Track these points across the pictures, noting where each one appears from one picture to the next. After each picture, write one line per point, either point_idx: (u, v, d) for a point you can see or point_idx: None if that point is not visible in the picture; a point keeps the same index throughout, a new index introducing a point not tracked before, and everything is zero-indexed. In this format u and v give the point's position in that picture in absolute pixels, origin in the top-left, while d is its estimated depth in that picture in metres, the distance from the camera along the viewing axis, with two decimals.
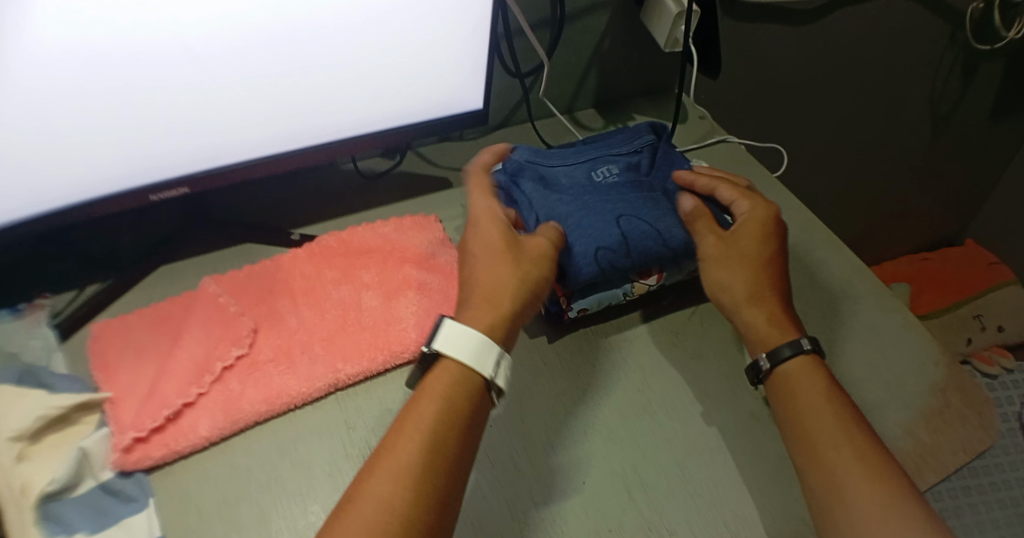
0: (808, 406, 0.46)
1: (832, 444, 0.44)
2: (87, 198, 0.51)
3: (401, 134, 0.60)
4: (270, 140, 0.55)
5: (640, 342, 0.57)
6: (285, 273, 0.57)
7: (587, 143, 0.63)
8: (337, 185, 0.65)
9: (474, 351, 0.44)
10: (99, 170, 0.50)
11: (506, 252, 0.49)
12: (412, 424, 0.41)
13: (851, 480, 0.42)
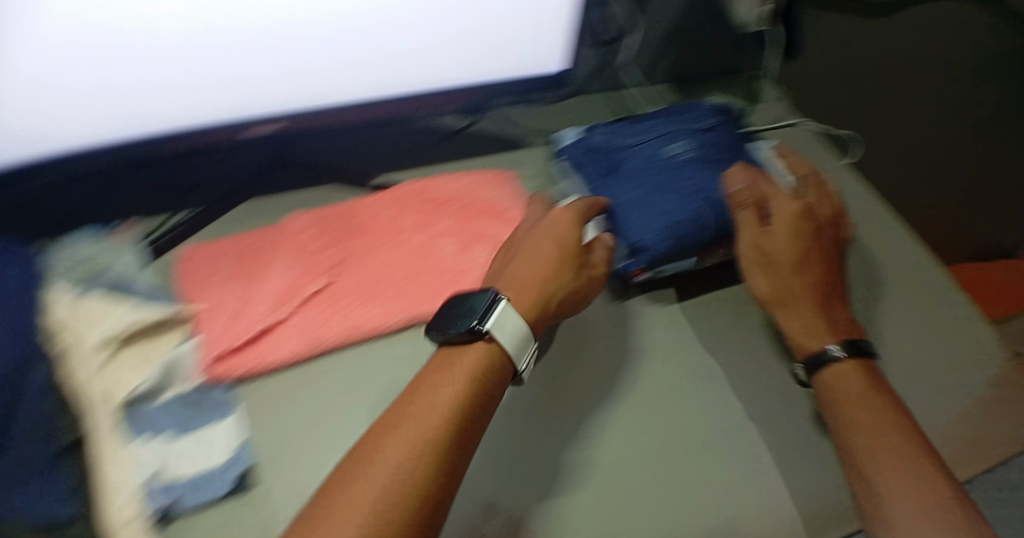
0: (853, 410, 0.47)
1: (871, 448, 0.45)
2: (188, 130, 0.56)
3: (481, 92, 0.62)
4: (358, 87, 0.59)
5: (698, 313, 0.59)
6: (366, 215, 0.60)
7: (660, 114, 0.63)
8: (415, 138, 0.66)
9: (514, 337, 0.45)
10: (199, 106, 0.55)
11: (567, 254, 0.50)
12: (436, 396, 0.42)
13: (892, 479, 0.43)
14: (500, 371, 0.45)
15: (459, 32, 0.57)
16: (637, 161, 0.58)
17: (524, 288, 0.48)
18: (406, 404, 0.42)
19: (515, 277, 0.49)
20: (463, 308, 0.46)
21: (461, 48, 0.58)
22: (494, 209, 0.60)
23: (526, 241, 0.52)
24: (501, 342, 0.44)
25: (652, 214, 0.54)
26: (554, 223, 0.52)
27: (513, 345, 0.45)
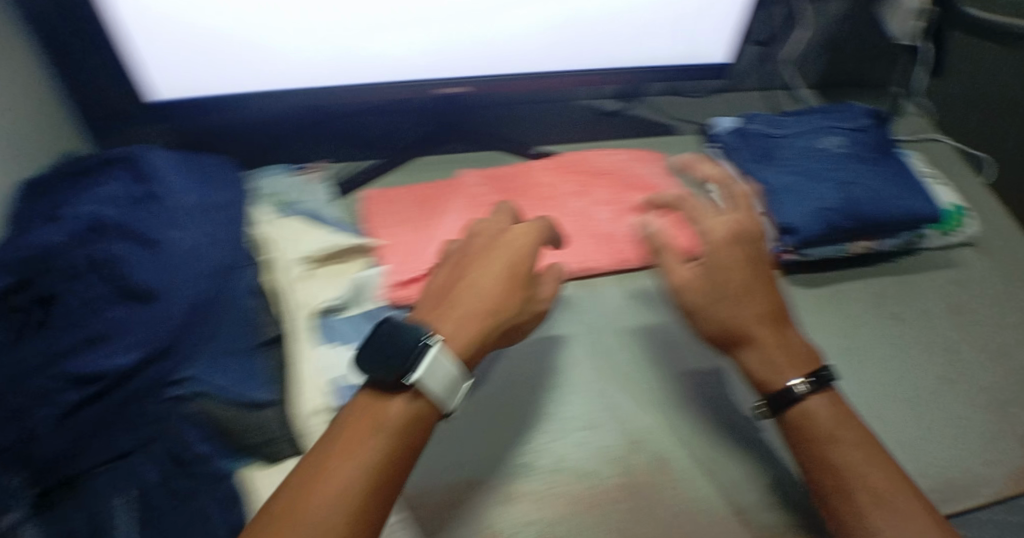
0: (830, 448, 0.45)
1: (863, 493, 0.43)
2: (390, 82, 0.65)
3: (642, 76, 0.68)
4: (538, 60, 0.65)
5: (827, 300, 0.62)
6: (530, 179, 0.65)
7: (810, 112, 0.68)
8: (574, 115, 0.73)
9: (445, 384, 0.41)
10: (403, 60, 0.63)
11: (513, 277, 0.47)
12: (370, 443, 0.39)
13: (886, 520, 0.42)
14: (427, 414, 0.41)
15: (634, 19, 0.63)
16: (793, 149, 0.63)
17: (455, 316, 0.44)
18: (331, 445, 0.39)
19: (460, 298, 0.45)
20: (386, 339, 0.41)
21: (639, 32, 0.64)
22: (647, 186, 0.65)
23: (472, 268, 0.47)
24: (428, 390, 0.40)
25: (808, 195, 0.59)
26: (510, 239, 0.48)
27: (444, 391, 0.41)
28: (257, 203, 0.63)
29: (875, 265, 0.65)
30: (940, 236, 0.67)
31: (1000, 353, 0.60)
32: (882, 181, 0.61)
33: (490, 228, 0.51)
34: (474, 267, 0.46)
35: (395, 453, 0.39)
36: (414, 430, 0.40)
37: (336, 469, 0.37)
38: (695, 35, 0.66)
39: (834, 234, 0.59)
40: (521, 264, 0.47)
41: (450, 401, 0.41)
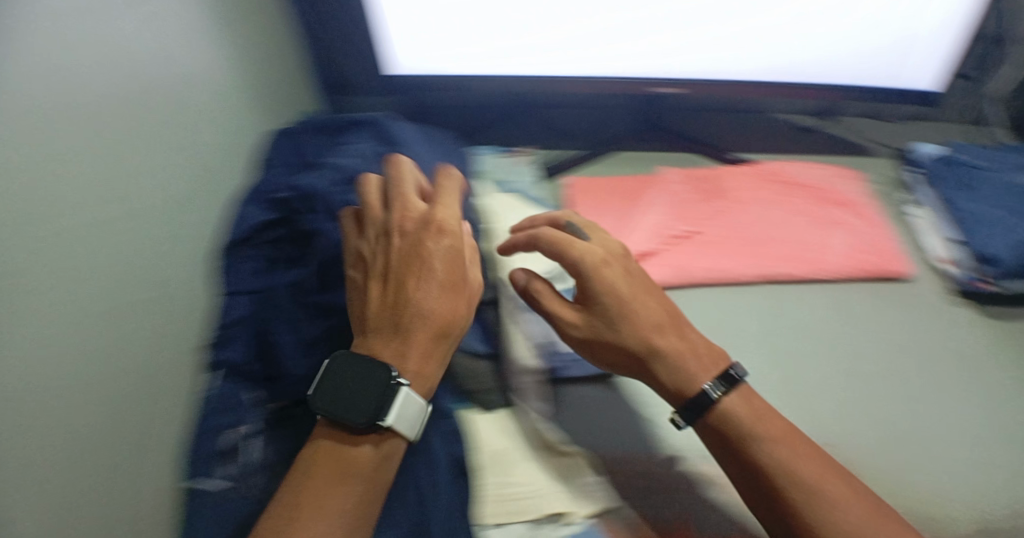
0: (740, 440, 0.48)
1: (807, 489, 0.45)
2: (606, 77, 0.69)
3: (843, 93, 0.70)
4: (748, 70, 0.69)
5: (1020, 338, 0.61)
6: (732, 181, 0.69)
7: (1013, 152, 0.70)
8: (770, 127, 0.77)
9: (411, 421, 0.48)
10: (624, 60, 0.67)
11: (443, 283, 0.51)
12: (319, 474, 0.45)
13: (838, 511, 0.44)
14: (393, 445, 0.47)
15: (837, 43, 0.66)
16: (998, 184, 0.65)
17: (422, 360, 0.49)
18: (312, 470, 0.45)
19: (404, 325, 0.50)
20: (354, 391, 0.47)
21: (840, 56, 0.67)
22: (845, 203, 0.67)
23: (411, 302, 0.50)
24: (399, 429, 0.47)
25: (1015, 230, 0.61)
26: (435, 249, 0.52)
27: (415, 427, 0.48)
28: (475, 179, 0.68)
29: None
30: None
31: None
32: None
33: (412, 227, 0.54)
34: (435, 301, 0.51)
35: (367, 488, 0.45)
36: (385, 462, 0.47)
37: (325, 487, 0.44)
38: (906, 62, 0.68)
39: None
40: (438, 286, 0.51)
41: (413, 432, 0.48)
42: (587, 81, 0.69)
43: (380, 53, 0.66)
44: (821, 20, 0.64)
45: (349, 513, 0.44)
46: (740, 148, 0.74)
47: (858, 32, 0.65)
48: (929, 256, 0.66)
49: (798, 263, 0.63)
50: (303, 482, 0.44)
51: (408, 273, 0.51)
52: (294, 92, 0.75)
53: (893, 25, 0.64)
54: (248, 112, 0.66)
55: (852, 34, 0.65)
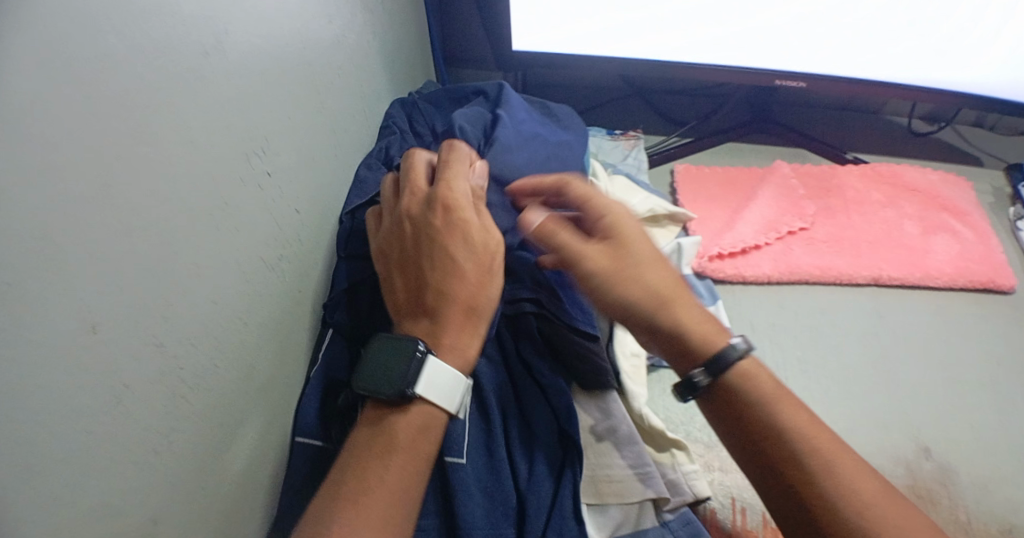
0: (748, 401, 0.46)
1: (815, 450, 0.43)
2: (729, 66, 0.69)
3: (952, 100, 0.70)
4: (874, 71, 0.68)
5: None
6: (841, 181, 0.68)
7: None
8: (882, 128, 0.76)
9: (444, 389, 0.48)
10: (743, 49, 0.67)
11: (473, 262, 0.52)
12: (381, 457, 0.45)
13: (841, 473, 0.42)
14: (432, 414, 0.47)
15: (919, 48, 0.65)
16: None
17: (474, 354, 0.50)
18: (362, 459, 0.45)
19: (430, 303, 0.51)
20: (386, 367, 0.48)
21: (924, 61, 0.66)
22: (958, 210, 0.66)
23: (432, 279, 0.51)
24: (427, 396, 0.47)
25: None
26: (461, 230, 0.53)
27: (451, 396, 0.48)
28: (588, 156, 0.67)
29: None
30: None
31: None
32: None
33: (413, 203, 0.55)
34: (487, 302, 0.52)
35: (413, 460, 0.45)
36: (424, 437, 0.47)
37: (394, 474, 0.44)
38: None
39: None
40: (450, 265, 0.52)
41: (450, 403, 0.48)
42: (708, 67, 0.69)
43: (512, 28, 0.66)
44: (906, 24, 0.62)
45: (409, 491, 0.44)
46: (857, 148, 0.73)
47: (937, 38, 0.63)
48: None
49: (912, 267, 0.63)
50: (366, 461, 0.45)
51: (425, 256, 0.52)
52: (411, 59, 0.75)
53: (974, 34, 0.63)
54: (364, 75, 0.65)
55: (929, 40, 0.64)
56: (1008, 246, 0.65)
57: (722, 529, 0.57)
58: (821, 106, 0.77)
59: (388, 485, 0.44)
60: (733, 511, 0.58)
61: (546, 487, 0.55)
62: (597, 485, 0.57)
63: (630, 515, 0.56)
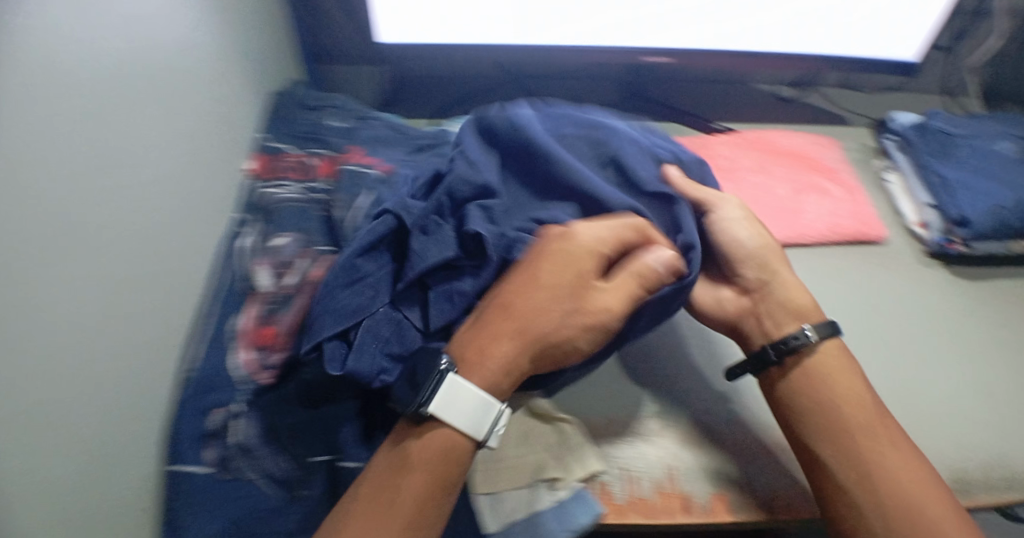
0: (820, 383, 0.54)
1: (880, 439, 0.52)
2: (595, 47, 0.69)
3: (820, 64, 0.72)
4: (741, 41, 0.69)
5: (970, 298, 0.66)
6: (711, 149, 0.70)
7: (987, 119, 0.74)
8: (753, 95, 0.80)
9: (469, 415, 0.50)
10: (610, 27, 0.67)
11: (551, 289, 0.52)
12: (404, 472, 0.50)
13: (885, 461, 0.51)
14: (460, 442, 0.51)
15: (818, 15, 0.67)
16: (970, 149, 0.69)
17: (496, 349, 0.51)
18: (391, 470, 0.50)
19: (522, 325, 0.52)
20: (411, 384, 0.50)
21: (814, 27, 0.68)
22: (827, 169, 0.70)
23: (532, 301, 0.52)
24: (449, 418, 0.50)
25: (986, 195, 0.65)
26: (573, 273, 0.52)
27: (477, 421, 0.50)
28: None
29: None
30: None
31: None
32: None
33: (577, 269, 0.52)
34: (522, 291, 0.52)
35: (429, 481, 0.49)
36: (442, 456, 0.50)
37: (416, 490, 0.49)
38: (893, 36, 0.70)
39: (1001, 232, 0.65)
40: (558, 309, 0.51)
41: (480, 431, 0.50)
42: (573, 50, 0.69)
43: (374, 21, 0.65)
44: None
45: (426, 512, 0.49)
46: (726, 119, 0.75)
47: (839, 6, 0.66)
48: (907, 221, 0.70)
49: (787, 228, 0.64)
50: (389, 476, 0.50)
51: (541, 285, 0.52)
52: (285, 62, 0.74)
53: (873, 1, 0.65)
54: (231, 84, 0.65)
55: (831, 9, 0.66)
56: (880, 199, 0.72)
57: (614, 500, 0.57)
58: (687, 79, 0.79)
59: (403, 513, 0.49)
60: (624, 482, 0.58)
61: None
62: (490, 474, 0.56)
63: (524, 499, 0.56)
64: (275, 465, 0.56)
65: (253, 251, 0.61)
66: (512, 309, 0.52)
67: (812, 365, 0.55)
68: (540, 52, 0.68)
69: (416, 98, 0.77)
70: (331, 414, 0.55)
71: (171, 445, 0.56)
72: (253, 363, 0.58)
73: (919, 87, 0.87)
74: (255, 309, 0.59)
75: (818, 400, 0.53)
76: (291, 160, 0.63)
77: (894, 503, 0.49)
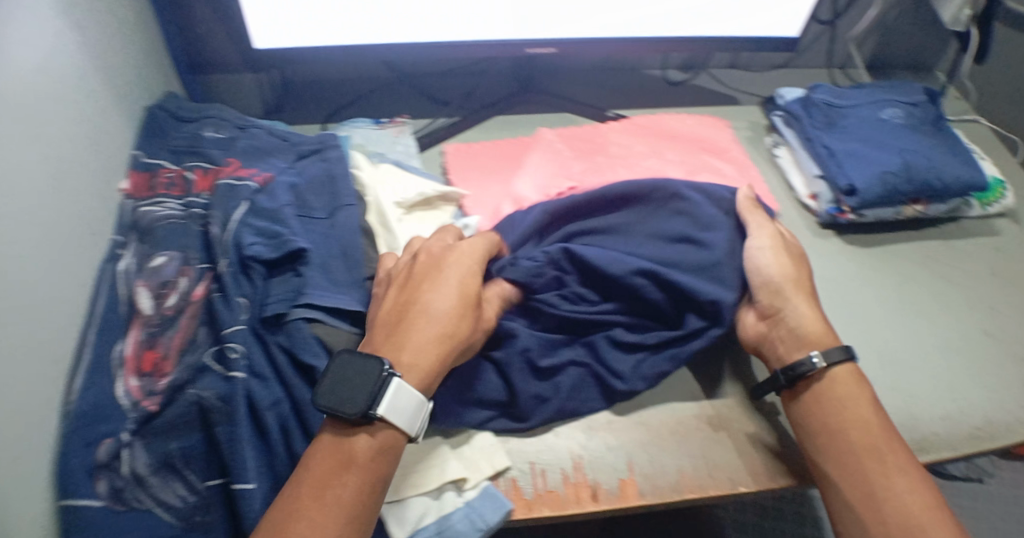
0: (838, 404, 0.54)
1: (882, 456, 0.51)
2: (485, 41, 0.69)
3: (710, 45, 0.73)
4: (625, 27, 0.70)
5: (850, 266, 0.70)
6: (605, 137, 0.71)
7: (874, 87, 0.75)
8: (647, 82, 0.83)
9: (396, 412, 0.48)
10: (498, 19, 0.67)
11: (462, 298, 0.53)
12: (340, 467, 0.47)
13: (892, 478, 0.50)
14: (390, 436, 0.49)
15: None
16: (854, 119, 0.71)
17: (419, 354, 0.50)
18: (323, 467, 0.47)
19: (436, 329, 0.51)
20: (345, 385, 0.48)
21: (700, 8, 0.69)
22: (717, 148, 0.71)
23: (438, 305, 0.52)
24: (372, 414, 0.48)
25: (871, 162, 0.66)
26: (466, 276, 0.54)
27: (409, 418, 0.49)
28: (349, 149, 0.67)
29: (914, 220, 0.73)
30: (981, 208, 0.76)
31: (999, 313, 0.69)
32: (932, 149, 0.69)
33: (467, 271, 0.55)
34: (447, 304, 0.52)
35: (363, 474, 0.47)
36: (377, 454, 0.48)
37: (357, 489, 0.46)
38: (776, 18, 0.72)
39: (892, 197, 0.67)
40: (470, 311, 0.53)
41: (414, 428, 0.49)
42: (464, 44, 0.69)
43: (249, 26, 0.64)
44: None
45: (361, 509, 0.46)
46: (618, 106, 0.78)
47: None
48: (800, 195, 0.72)
49: None
50: (333, 461, 0.47)
51: (441, 290, 0.53)
52: (154, 71, 0.70)
53: None
54: (107, 100, 0.62)
55: None
56: (772, 174, 0.75)
57: (523, 495, 0.56)
58: (581, 68, 0.82)
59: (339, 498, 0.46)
60: (532, 475, 0.56)
61: None
62: (397, 481, 0.54)
63: (431, 504, 0.54)
64: (173, 494, 0.51)
65: (131, 274, 0.58)
66: (440, 325, 0.51)
67: (829, 383, 0.55)
68: (431, 48, 0.68)
69: (302, 106, 0.79)
70: (222, 437, 0.51)
71: (57, 481, 0.50)
72: (139, 389, 0.53)
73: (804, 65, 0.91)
74: (136, 334, 0.55)
75: (828, 416, 0.54)
76: (168, 177, 0.62)
77: (890, 515, 0.48)
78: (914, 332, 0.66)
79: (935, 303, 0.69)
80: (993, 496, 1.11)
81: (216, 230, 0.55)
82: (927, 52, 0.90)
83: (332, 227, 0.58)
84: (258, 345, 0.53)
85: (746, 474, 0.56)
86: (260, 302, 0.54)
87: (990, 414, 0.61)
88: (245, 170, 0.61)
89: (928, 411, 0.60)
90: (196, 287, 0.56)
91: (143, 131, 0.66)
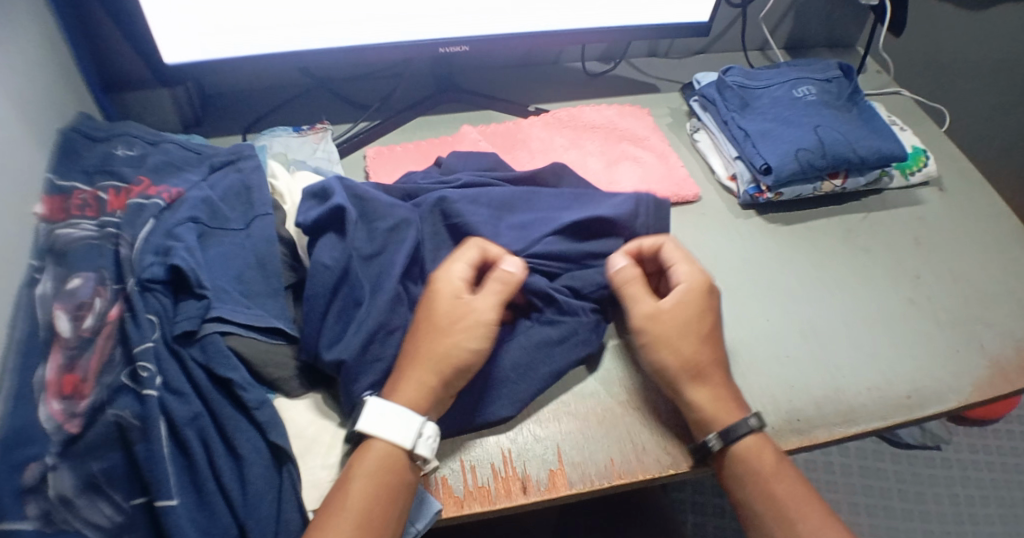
0: (745, 483, 0.54)
1: (795, 526, 0.52)
2: (401, 41, 0.72)
3: (620, 34, 0.76)
4: (537, 21, 0.73)
5: (770, 243, 0.72)
6: (525, 133, 0.76)
7: (789, 67, 0.78)
8: (571, 77, 0.87)
9: (393, 428, 0.52)
10: (410, 21, 0.70)
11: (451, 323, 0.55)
12: (360, 473, 0.51)
13: None
14: (394, 452, 0.52)
15: None
16: (767, 100, 0.74)
17: (405, 384, 0.53)
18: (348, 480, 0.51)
19: (421, 359, 0.54)
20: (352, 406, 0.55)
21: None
22: (637, 137, 0.78)
23: (419, 336, 0.55)
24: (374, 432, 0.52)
25: (785, 140, 0.69)
26: (450, 285, 0.56)
27: (403, 434, 0.51)
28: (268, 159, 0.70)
29: (833, 192, 0.75)
30: (902, 178, 0.78)
31: (925, 279, 0.70)
32: (845, 123, 0.71)
33: (449, 290, 0.56)
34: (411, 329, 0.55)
35: (377, 485, 0.50)
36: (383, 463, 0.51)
37: (377, 492, 0.50)
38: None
39: (809, 173, 0.69)
40: (459, 331, 0.54)
41: (406, 440, 0.51)
42: (380, 46, 0.71)
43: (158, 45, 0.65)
44: None
45: (378, 510, 0.49)
46: (539, 101, 0.83)
47: None
48: (721, 177, 0.75)
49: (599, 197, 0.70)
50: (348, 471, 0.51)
51: (428, 312, 0.55)
52: (66, 91, 0.69)
53: None
54: (31, 119, 0.63)
55: None
56: (689, 157, 0.78)
57: (454, 493, 0.55)
58: (503, 65, 0.87)
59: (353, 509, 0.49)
60: (463, 472, 0.56)
61: (266, 506, 0.52)
62: None
63: None
64: (100, 515, 0.50)
65: (48, 298, 0.54)
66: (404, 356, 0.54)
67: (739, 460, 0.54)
68: (348, 51, 0.71)
69: (222, 117, 0.83)
70: (142, 455, 0.50)
71: None
72: (62, 412, 0.50)
73: (725, 48, 0.93)
74: (57, 358, 0.52)
75: (740, 491, 0.54)
76: (82, 198, 0.61)
77: None
78: (844, 307, 0.67)
79: (857, 273, 0.70)
80: (952, 462, 1.14)
81: (125, 250, 0.56)
82: (843, 31, 0.94)
83: (247, 238, 0.60)
84: (171, 359, 0.54)
85: (672, 457, 0.57)
86: (171, 322, 0.55)
87: (918, 382, 0.62)
88: (156, 188, 0.62)
89: (852, 381, 0.61)
90: (111, 309, 0.55)
91: (55, 154, 0.64)
